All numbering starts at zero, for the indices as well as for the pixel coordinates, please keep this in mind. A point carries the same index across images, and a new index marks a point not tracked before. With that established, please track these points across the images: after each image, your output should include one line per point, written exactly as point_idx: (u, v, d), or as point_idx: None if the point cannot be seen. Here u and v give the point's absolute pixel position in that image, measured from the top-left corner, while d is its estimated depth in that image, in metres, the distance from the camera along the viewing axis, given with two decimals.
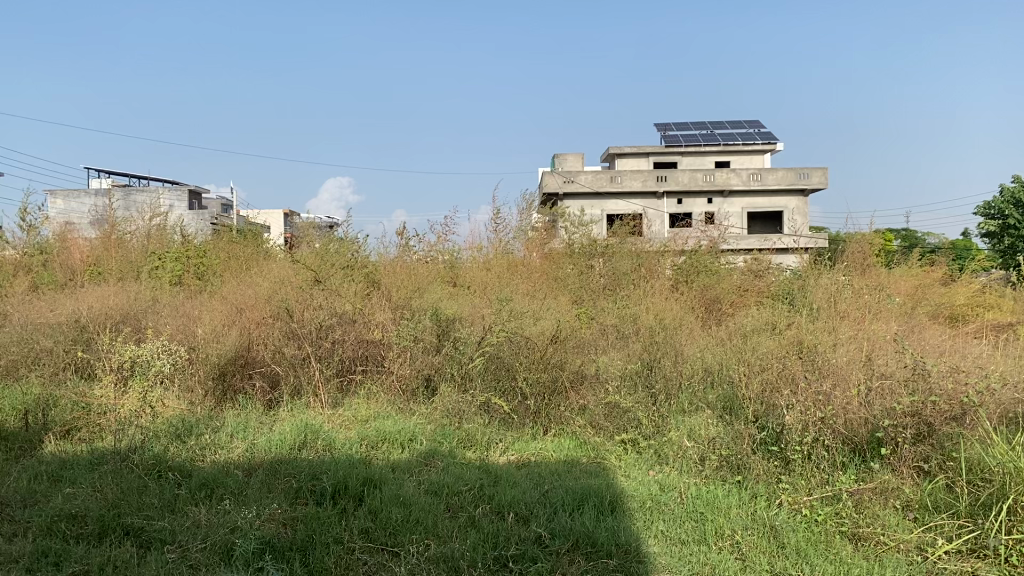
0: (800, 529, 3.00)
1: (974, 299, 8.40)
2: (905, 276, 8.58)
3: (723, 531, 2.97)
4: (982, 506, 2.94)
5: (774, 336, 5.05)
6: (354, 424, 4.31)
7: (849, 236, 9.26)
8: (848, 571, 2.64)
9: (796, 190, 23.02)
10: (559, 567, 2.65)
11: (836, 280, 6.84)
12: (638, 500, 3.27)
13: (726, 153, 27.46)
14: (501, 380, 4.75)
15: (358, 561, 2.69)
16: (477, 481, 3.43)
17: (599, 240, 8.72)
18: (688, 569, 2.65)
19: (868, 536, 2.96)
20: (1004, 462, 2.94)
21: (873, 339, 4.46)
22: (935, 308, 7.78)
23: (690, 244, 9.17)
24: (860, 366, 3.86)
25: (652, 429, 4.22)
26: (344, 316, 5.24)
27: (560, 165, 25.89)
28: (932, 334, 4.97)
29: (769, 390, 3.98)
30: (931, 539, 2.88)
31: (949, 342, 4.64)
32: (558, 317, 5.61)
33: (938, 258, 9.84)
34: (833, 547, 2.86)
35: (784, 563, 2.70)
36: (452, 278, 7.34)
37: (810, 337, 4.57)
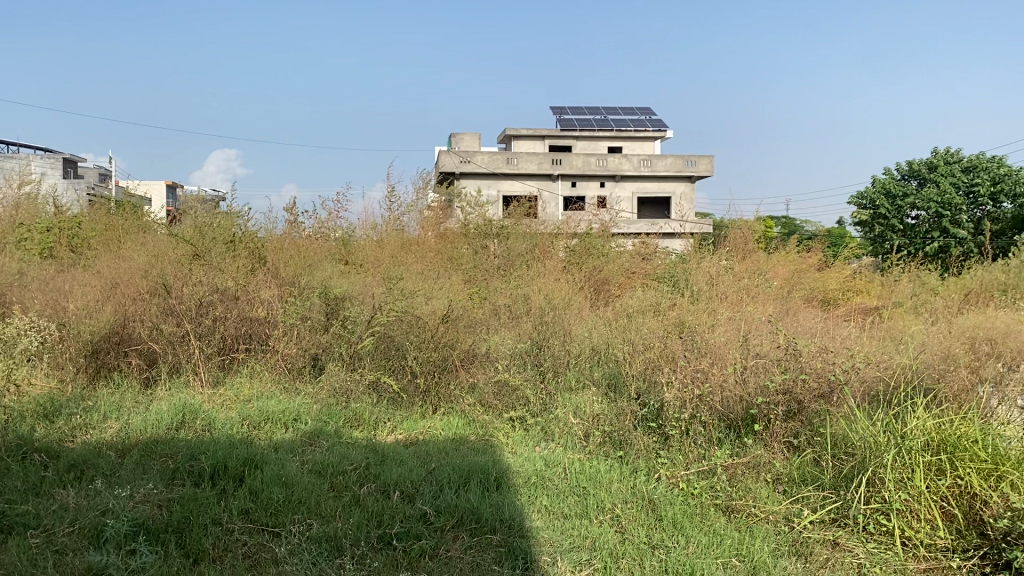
0: (677, 501, 3.11)
1: (844, 285, 8.91)
2: (783, 261, 8.99)
3: (604, 505, 3.05)
4: (845, 478, 3.13)
5: (658, 316, 5.21)
6: (236, 404, 4.20)
7: (732, 222, 9.64)
8: (720, 542, 2.76)
9: (684, 176, 23.73)
10: (442, 543, 2.66)
11: (718, 264, 7.11)
12: (522, 476, 3.31)
13: (619, 139, 28.00)
14: (390, 358, 4.69)
15: (237, 542, 2.64)
16: (362, 460, 3.40)
17: (494, 220, 8.75)
18: (569, 542, 2.71)
19: (740, 508, 3.09)
20: (865, 436, 3.14)
21: (750, 320, 4.66)
22: (809, 291, 8.20)
23: (582, 226, 9.32)
24: (737, 346, 4.03)
25: (540, 406, 4.28)
26: (226, 293, 5.06)
27: (456, 144, 25.77)
28: (805, 317, 5.24)
29: (651, 369, 4.11)
30: (798, 510, 3.03)
31: (822, 324, 4.87)
32: (451, 296, 5.58)
33: (813, 245, 10.33)
34: (707, 519, 2.97)
35: (661, 535, 2.80)
36: (344, 256, 7.24)
37: (693, 318, 4.71)
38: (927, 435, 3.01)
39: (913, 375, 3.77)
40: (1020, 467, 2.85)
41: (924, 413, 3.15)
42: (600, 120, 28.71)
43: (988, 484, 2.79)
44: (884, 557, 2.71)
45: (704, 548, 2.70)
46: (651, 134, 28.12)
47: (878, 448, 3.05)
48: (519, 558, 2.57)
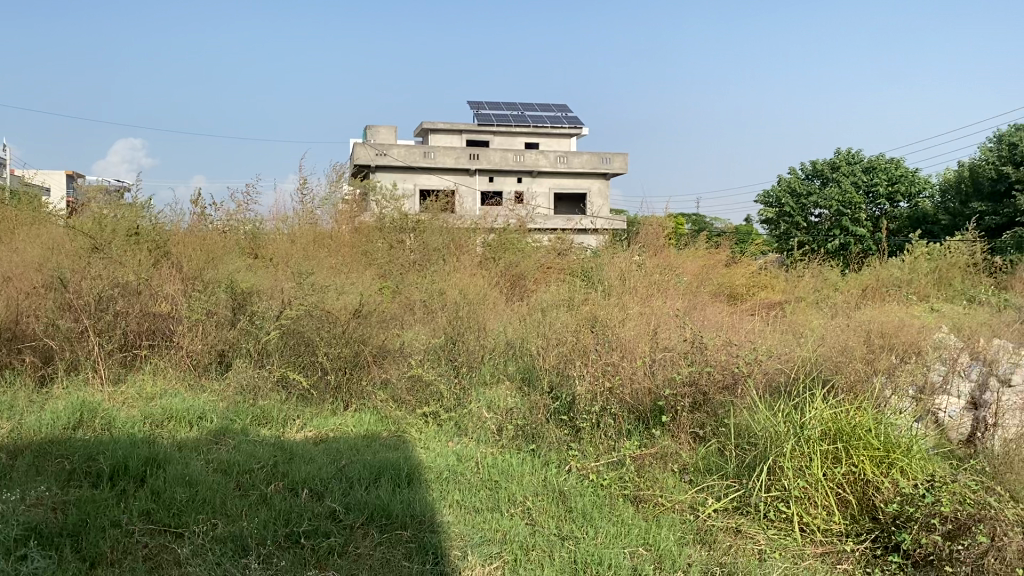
0: (587, 493, 3.15)
1: (750, 280, 9.20)
2: (694, 256, 9.22)
3: (515, 498, 3.07)
4: (747, 467, 3.23)
5: (571, 310, 5.28)
6: (138, 402, 4.07)
7: (644, 218, 9.83)
8: (627, 532, 2.82)
9: (599, 173, 24.07)
10: (352, 541, 2.64)
11: (630, 260, 7.25)
12: (434, 471, 3.31)
13: (535, 135, 28.19)
14: (300, 354, 4.61)
15: (137, 544, 2.56)
16: (270, 458, 3.34)
17: (410, 214, 8.70)
18: (480, 536, 2.72)
19: (649, 498, 3.16)
20: (766, 426, 3.24)
21: (660, 314, 4.76)
22: (718, 287, 8.45)
23: (499, 221, 9.35)
24: (646, 341, 4.11)
25: (453, 401, 4.28)
26: (127, 288, 4.88)
27: (372, 137, 25.47)
28: (713, 311, 5.39)
29: (563, 362, 4.17)
30: (703, 499, 3.11)
31: (728, 318, 5.00)
32: (363, 291, 5.51)
33: (722, 241, 10.61)
34: (616, 509, 3.03)
35: (570, 526, 2.84)
36: (253, 250, 7.09)
37: (605, 313, 4.78)
38: (824, 424, 3.13)
39: (812, 366, 3.91)
40: (909, 454, 3.04)
41: (821, 403, 3.28)
42: (516, 115, 28.81)
43: (880, 470, 2.96)
44: (783, 543, 2.81)
45: (612, 539, 2.75)
46: (567, 131, 28.41)
47: (778, 438, 3.15)
48: (429, 554, 2.57)
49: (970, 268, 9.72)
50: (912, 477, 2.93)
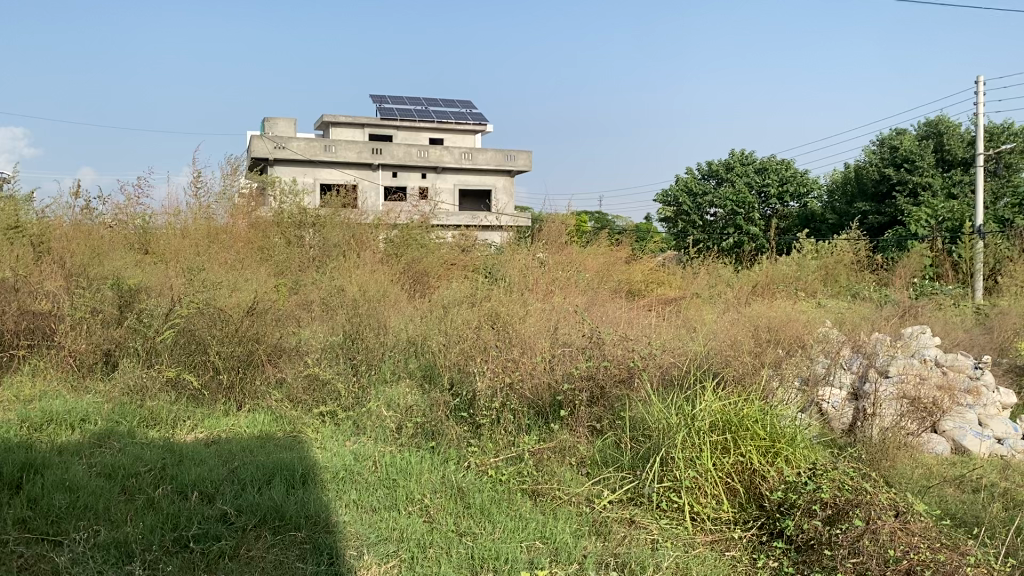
0: (485, 489, 3.17)
1: (649, 277, 9.42)
2: (595, 252, 9.37)
3: (413, 496, 3.05)
4: (641, 459, 3.31)
5: (472, 307, 5.30)
6: (15, 405, 3.87)
7: (546, 215, 9.92)
8: (525, 526, 2.84)
9: (503, 170, 24.20)
10: (244, 543, 2.58)
11: (532, 257, 7.31)
12: (331, 471, 3.26)
13: (439, 131, 28.10)
14: (190, 353, 4.47)
15: (12, 554, 2.43)
16: (158, 461, 3.22)
17: (309, 209, 8.54)
18: (376, 535, 2.70)
19: (546, 492, 3.19)
20: (660, 419, 3.33)
21: (560, 311, 4.82)
22: (617, 284, 8.62)
23: (401, 217, 9.27)
24: (545, 338, 4.16)
25: (352, 400, 4.22)
26: (3, 285, 4.62)
27: (271, 130, 24.83)
28: (612, 307, 5.49)
29: (464, 359, 4.18)
30: (599, 491, 3.17)
31: (626, 314, 5.10)
32: (258, 287, 5.36)
33: (623, 238, 10.81)
34: (514, 504, 3.05)
35: (468, 522, 2.85)
36: (144, 246, 6.84)
37: (505, 309, 4.81)
38: (713, 416, 3.24)
39: (704, 361, 4.03)
40: (793, 444, 3.18)
41: (711, 395, 3.39)
42: (419, 110, 28.61)
43: (766, 460, 3.09)
44: (675, 532, 2.89)
45: (509, 533, 2.77)
46: (471, 128, 28.43)
47: (670, 430, 3.24)
48: (324, 554, 2.53)
49: (853, 266, 10.22)
50: (795, 466, 3.06)
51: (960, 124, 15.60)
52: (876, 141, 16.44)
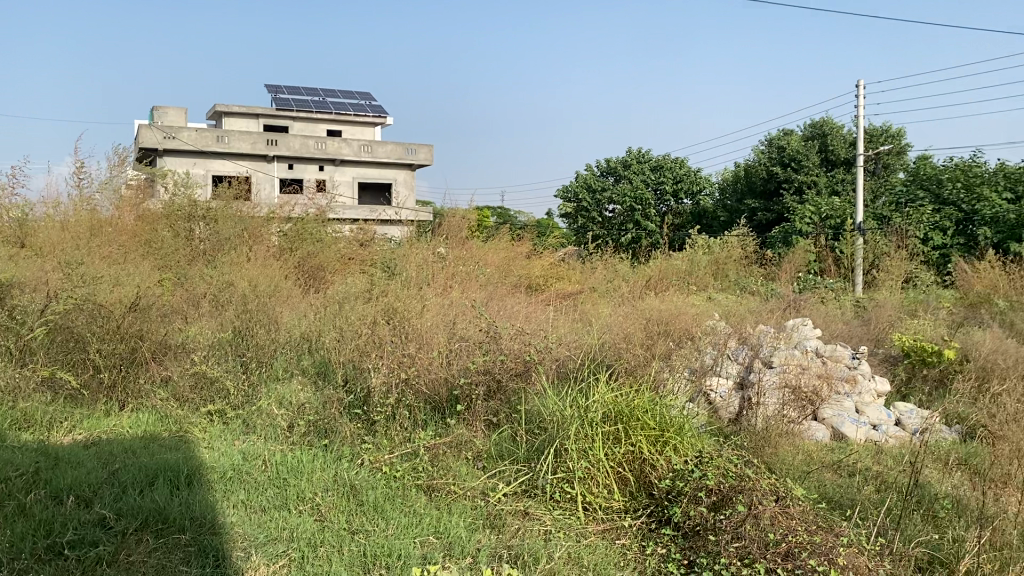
0: (378, 485, 3.14)
1: (547, 272, 9.51)
2: (495, 246, 9.38)
3: (305, 495, 3.00)
4: (536, 451, 3.34)
5: (368, 302, 5.23)
6: None
7: (445, 210, 9.88)
8: (418, 522, 2.83)
9: (403, 163, 24.03)
10: (123, 548, 2.47)
11: (432, 252, 7.27)
12: (218, 471, 3.17)
13: (338, 123, 27.62)
14: (69, 351, 4.27)
15: None
16: (30, 465, 3.06)
17: (200, 201, 8.25)
18: (264, 535, 2.64)
19: (441, 487, 3.19)
20: (554, 411, 3.36)
21: (457, 305, 4.82)
22: (517, 279, 8.67)
23: (297, 210, 9.07)
24: (441, 333, 4.15)
25: (241, 399, 4.11)
26: None
27: (160, 119, 23.90)
28: (510, 301, 5.52)
29: (359, 355, 4.12)
30: (494, 484, 3.18)
31: (522, 309, 5.13)
32: (141, 282, 5.15)
33: (522, 234, 10.87)
34: (408, 500, 3.04)
35: (361, 520, 2.82)
36: (19, 240, 6.50)
37: (401, 304, 4.77)
38: (606, 407, 3.30)
39: (598, 354, 4.10)
40: (681, 433, 3.27)
41: (605, 387, 3.45)
42: (317, 101, 28.03)
43: (655, 449, 3.17)
44: (567, 522, 2.92)
45: (402, 530, 2.75)
46: (371, 120, 28.07)
47: (565, 422, 3.28)
48: (209, 557, 2.46)
49: (742, 261, 10.58)
50: (683, 454, 3.15)
51: (842, 126, 16.33)
52: (765, 141, 17.04)
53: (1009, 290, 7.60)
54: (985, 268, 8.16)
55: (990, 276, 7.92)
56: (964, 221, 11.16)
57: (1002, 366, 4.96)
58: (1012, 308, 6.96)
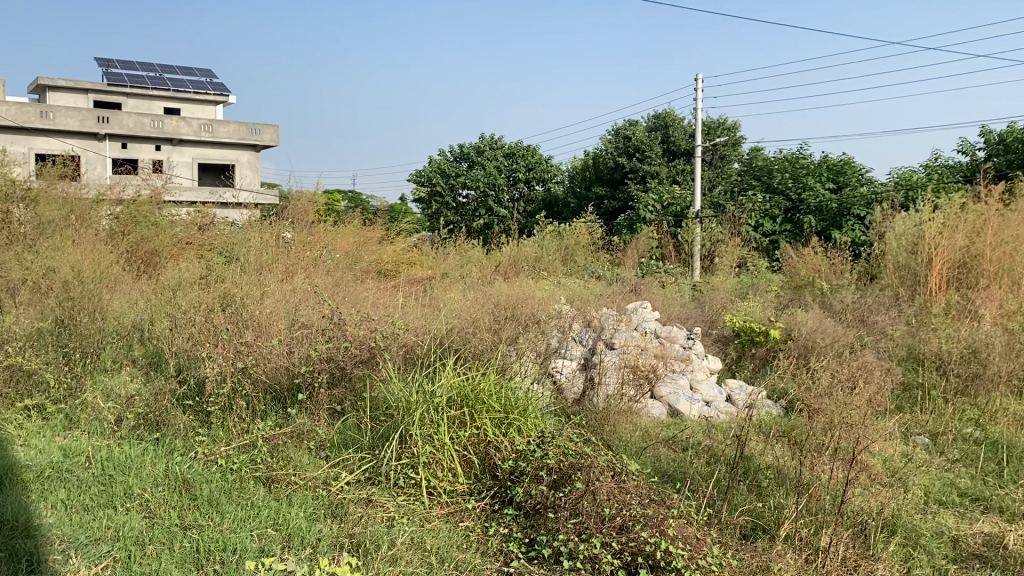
0: (213, 479, 3.02)
1: (398, 257, 9.42)
2: (344, 230, 9.19)
3: (132, 492, 2.85)
4: (381, 438, 3.30)
5: (205, 288, 5.01)
6: None
7: (291, 194, 9.59)
8: (256, 515, 2.74)
9: (247, 144, 23.19)
10: None
11: (276, 236, 7.04)
12: (35, 470, 2.96)
13: (177, 101, 26.26)
14: None
15: None
16: None
17: (19, 180, 7.63)
18: (86, 535, 2.48)
19: (281, 478, 3.10)
20: (399, 397, 3.34)
21: (298, 292, 4.68)
22: (367, 265, 8.55)
23: (130, 192, 8.56)
24: (281, 321, 4.03)
25: (63, 392, 3.85)
26: None
27: None
28: (356, 287, 5.43)
29: (194, 344, 3.95)
30: (336, 474, 3.13)
31: (368, 294, 5.06)
32: None
33: (373, 219, 10.71)
34: (245, 492, 2.94)
35: (194, 515, 2.70)
36: None
37: (240, 291, 4.60)
38: (451, 390, 3.30)
39: (444, 339, 4.10)
40: (525, 414, 3.32)
41: (450, 371, 3.45)
42: (153, 77, 26.50)
43: (499, 431, 3.20)
44: (411, 508, 2.92)
45: (239, 523, 2.66)
46: (213, 99, 26.88)
47: (409, 407, 3.26)
48: (22, 562, 2.29)
49: (589, 247, 10.86)
50: (526, 435, 3.21)
51: (683, 118, 17.03)
52: (612, 130, 17.53)
53: (828, 273, 8.19)
54: (809, 253, 8.74)
55: (813, 260, 8.49)
56: (791, 210, 11.91)
57: (820, 345, 5.34)
58: (831, 290, 7.49)
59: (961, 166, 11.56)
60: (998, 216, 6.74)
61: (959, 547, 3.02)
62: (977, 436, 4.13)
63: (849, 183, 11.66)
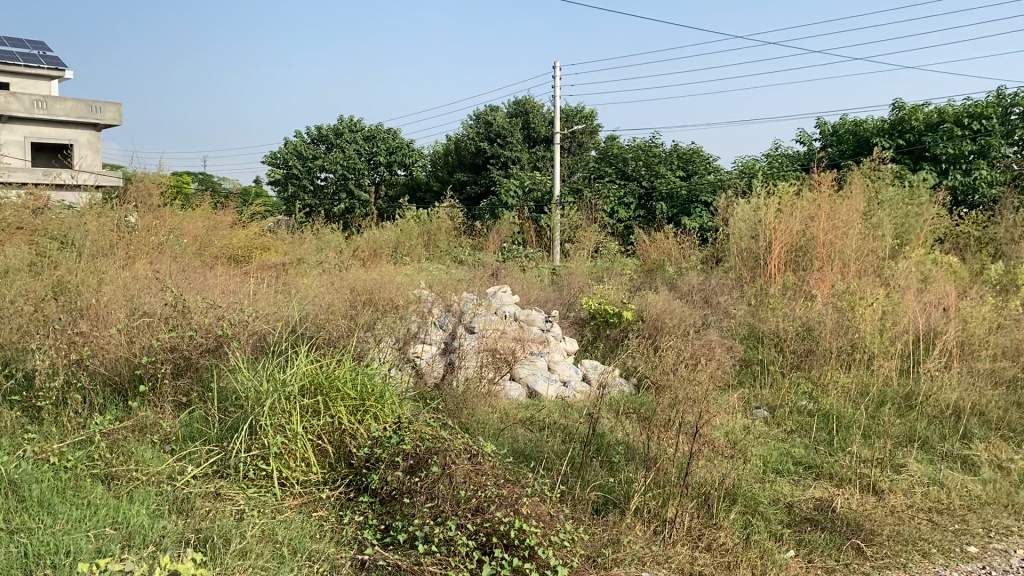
0: (44, 478, 2.82)
1: (251, 242, 9.11)
2: (192, 214, 8.79)
3: None
4: (230, 430, 3.19)
5: (35, 275, 4.68)
6: None
7: (134, 176, 9.08)
8: (92, 514, 2.59)
9: (86, 123, 21.78)
10: None
11: (117, 217, 6.65)
12: None
13: (5, 75, 24.34)
14: None
15: None
16: None
17: None
18: None
19: (121, 474, 2.94)
20: (248, 386, 3.23)
21: (139, 279, 4.45)
22: (217, 252, 8.24)
23: None
24: (121, 310, 3.82)
25: None
26: None
27: None
28: (203, 273, 5.21)
29: (23, 336, 3.68)
30: (182, 467, 3.00)
31: (216, 280, 4.88)
32: None
33: (225, 202, 10.29)
34: (81, 491, 2.78)
35: (22, 518, 2.52)
36: None
37: (74, 279, 4.33)
38: (304, 379, 3.22)
39: (297, 327, 4.00)
40: (381, 400, 3.29)
41: (304, 358, 3.36)
42: None
43: (354, 418, 3.16)
44: (262, 500, 2.83)
45: (74, 523, 2.50)
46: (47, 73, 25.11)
47: (260, 396, 3.15)
48: None
49: (451, 232, 10.85)
50: (383, 421, 3.18)
51: (542, 105, 17.24)
52: (472, 116, 17.58)
53: (678, 257, 8.54)
54: (661, 237, 9.08)
55: (664, 245, 8.83)
56: (645, 197, 12.33)
57: (670, 324, 5.57)
58: (680, 273, 7.82)
59: (799, 156, 12.30)
60: (829, 202, 7.20)
61: (794, 511, 3.22)
62: (811, 407, 4.42)
63: (697, 171, 12.25)
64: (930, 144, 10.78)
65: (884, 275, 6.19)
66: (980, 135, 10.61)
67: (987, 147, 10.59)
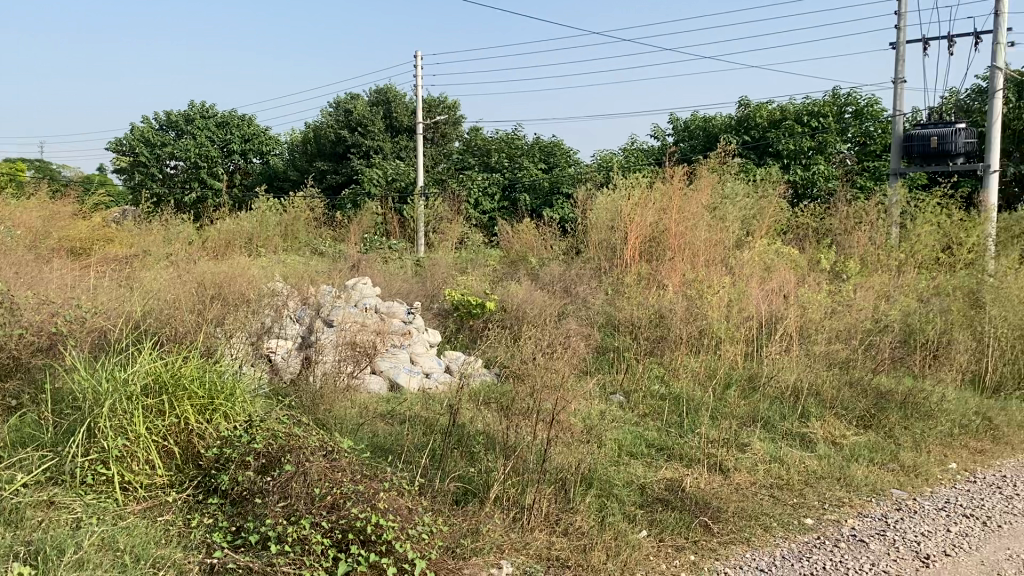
0: None
1: (93, 234, 8.58)
2: (26, 204, 8.19)
3: None
4: (65, 434, 2.98)
5: None
6: None
7: None
8: None
9: None
10: None
11: None
12: None
13: None
14: None
15: None
16: None
17: None
18: None
19: None
20: (85, 386, 3.03)
21: None
22: (56, 244, 7.71)
23: None
24: None
25: None
26: None
27: None
28: (38, 267, 4.88)
29: None
30: (10, 475, 2.78)
31: (52, 275, 4.58)
32: None
33: (63, 192, 9.64)
34: None
35: None
36: None
37: None
38: (147, 378, 3.06)
39: (141, 323, 3.83)
40: (231, 398, 3.17)
41: (146, 356, 3.19)
42: None
43: (202, 418, 3.04)
44: (101, 506, 2.67)
45: None
46: None
47: (98, 398, 2.96)
48: None
49: (310, 222, 10.59)
50: (233, 420, 3.07)
51: (404, 94, 17.07)
52: (332, 104, 17.21)
53: (540, 247, 8.67)
54: (523, 228, 9.19)
55: (526, 236, 8.94)
56: (508, 188, 12.44)
57: (530, 313, 5.65)
58: (542, 263, 7.95)
59: (653, 150, 12.74)
60: (681, 195, 7.49)
61: (646, 492, 3.34)
62: (663, 391, 4.61)
63: (559, 164, 12.45)
64: (773, 140, 11.41)
65: (730, 264, 6.51)
66: (818, 132, 11.31)
67: (824, 143, 11.31)
